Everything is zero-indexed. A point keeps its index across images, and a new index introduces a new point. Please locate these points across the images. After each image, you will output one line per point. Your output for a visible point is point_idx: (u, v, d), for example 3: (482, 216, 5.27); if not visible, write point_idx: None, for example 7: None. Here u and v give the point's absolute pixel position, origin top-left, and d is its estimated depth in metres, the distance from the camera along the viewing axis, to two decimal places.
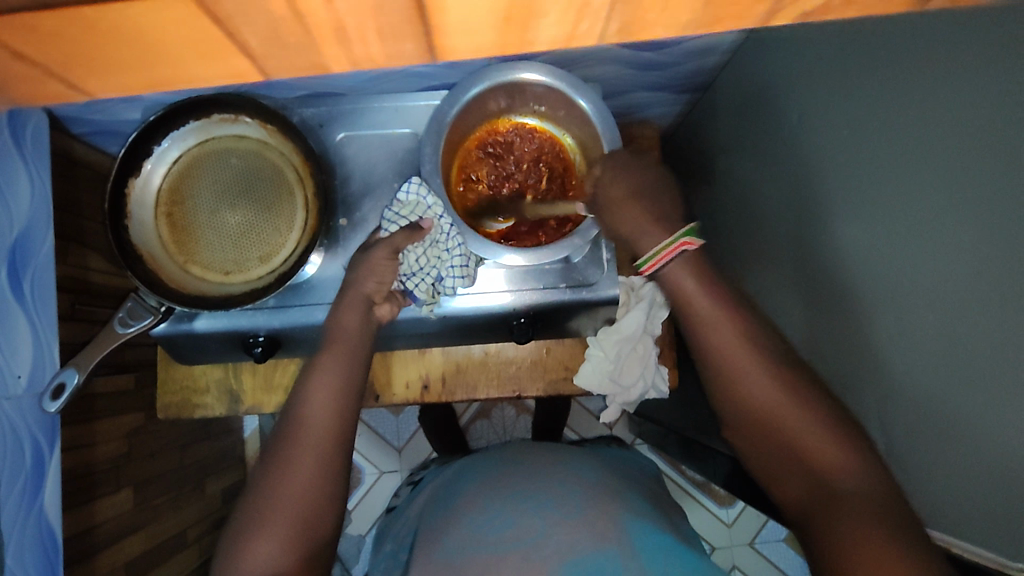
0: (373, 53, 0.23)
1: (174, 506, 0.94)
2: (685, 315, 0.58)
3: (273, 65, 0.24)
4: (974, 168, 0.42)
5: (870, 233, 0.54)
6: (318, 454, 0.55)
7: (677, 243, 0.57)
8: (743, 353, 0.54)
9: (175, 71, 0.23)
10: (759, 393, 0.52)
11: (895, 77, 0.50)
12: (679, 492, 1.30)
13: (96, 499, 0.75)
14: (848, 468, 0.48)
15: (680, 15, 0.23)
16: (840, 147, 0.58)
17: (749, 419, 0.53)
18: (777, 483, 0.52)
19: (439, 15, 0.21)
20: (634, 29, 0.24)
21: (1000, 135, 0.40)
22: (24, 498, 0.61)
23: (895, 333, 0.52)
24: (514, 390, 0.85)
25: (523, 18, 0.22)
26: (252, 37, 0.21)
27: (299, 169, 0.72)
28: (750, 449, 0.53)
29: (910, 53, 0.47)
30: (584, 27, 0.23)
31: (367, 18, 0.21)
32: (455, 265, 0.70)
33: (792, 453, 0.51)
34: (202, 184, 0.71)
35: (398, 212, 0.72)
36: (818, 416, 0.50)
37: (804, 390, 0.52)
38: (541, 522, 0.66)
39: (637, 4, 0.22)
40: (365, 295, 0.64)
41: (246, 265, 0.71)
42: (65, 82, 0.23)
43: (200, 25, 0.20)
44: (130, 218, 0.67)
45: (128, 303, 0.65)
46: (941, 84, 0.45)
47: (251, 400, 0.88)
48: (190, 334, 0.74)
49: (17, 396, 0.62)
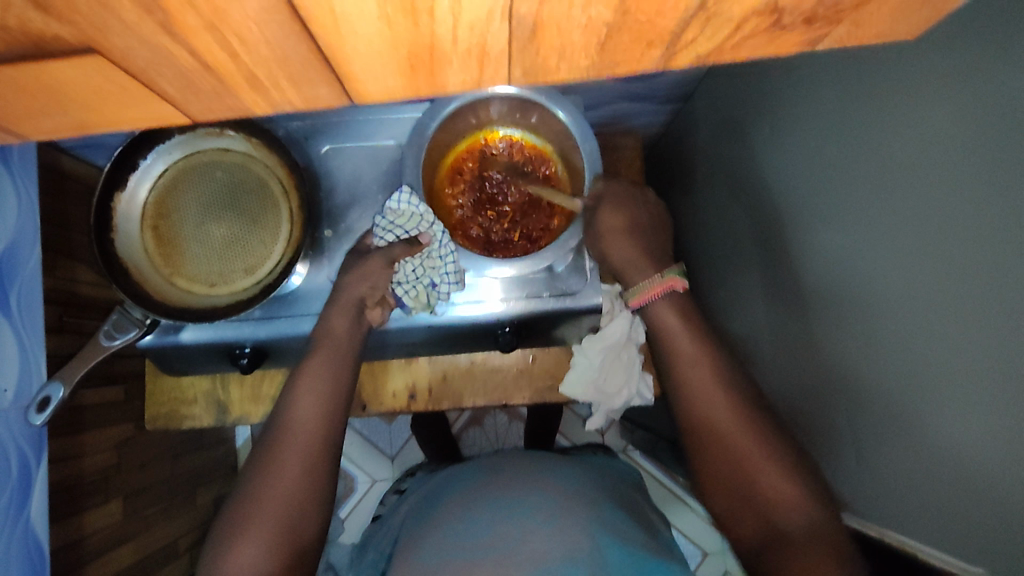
0: (291, 98, 0.25)
1: (163, 516, 0.94)
2: (665, 347, 0.62)
3: (198, 108, 0.25)
4: (903, 190, 0.43)
5: (822, 246, 0.54)
6: (305, 456, 0.56)
7: (666, 280, 0.64)
8: (718, 394, 0.58)
9: (105, 115, 0.24)
10: (731, 428, 0.56)
11: (843, 97, 0.50)
12: (672, 498, 1.32)
13: (84, 512, 0.76)
14: (802, 508, 0.51)
15: (578, 60, 0.25)
16: (797, 162, 0.58)
17: (716, 453, 0.56)
18: (733, 521, 0.55)
19: (345, 66, 0.23)
20: (539, 72, 0.26)
21: (924, 160, 0.41)
22: (13, 503, 0.61)
23: (843, 346, 0.52)
24: (501, 398, 0.86)
25: (426, 66, 0.24)
26: (171, 89, 0.23)
27: (284, 181, 0.73)
28: (712, 483, 0.57)
29: (855, 74, 0.48)
30: (488, 71, 0.25)
31: (275, 69, 0.22)
32: (450, 270, 0.68)
33: (749, 488, 0.54)
34: (187, 196, 0.71)
35: (392, 221, 0.68)
36: (775, 457, 0.54)
37: (765, 427, 0.56)
38: (517, 529, 0.66)
39: (533, 51, 0.23)
40: (356, 298, 0.65)
41: (231, 277, 0.72)
42: (3, 122, 0.25)
43: (116, 79, 0.22)
44: (115, 231, 0.68)
45: (114, 315, 0.67)
46: (879, 107, 0.45)
47: (239, 410, 0.90)
48: (177, 346, 0.73)
49: (4, 410, 0.62)
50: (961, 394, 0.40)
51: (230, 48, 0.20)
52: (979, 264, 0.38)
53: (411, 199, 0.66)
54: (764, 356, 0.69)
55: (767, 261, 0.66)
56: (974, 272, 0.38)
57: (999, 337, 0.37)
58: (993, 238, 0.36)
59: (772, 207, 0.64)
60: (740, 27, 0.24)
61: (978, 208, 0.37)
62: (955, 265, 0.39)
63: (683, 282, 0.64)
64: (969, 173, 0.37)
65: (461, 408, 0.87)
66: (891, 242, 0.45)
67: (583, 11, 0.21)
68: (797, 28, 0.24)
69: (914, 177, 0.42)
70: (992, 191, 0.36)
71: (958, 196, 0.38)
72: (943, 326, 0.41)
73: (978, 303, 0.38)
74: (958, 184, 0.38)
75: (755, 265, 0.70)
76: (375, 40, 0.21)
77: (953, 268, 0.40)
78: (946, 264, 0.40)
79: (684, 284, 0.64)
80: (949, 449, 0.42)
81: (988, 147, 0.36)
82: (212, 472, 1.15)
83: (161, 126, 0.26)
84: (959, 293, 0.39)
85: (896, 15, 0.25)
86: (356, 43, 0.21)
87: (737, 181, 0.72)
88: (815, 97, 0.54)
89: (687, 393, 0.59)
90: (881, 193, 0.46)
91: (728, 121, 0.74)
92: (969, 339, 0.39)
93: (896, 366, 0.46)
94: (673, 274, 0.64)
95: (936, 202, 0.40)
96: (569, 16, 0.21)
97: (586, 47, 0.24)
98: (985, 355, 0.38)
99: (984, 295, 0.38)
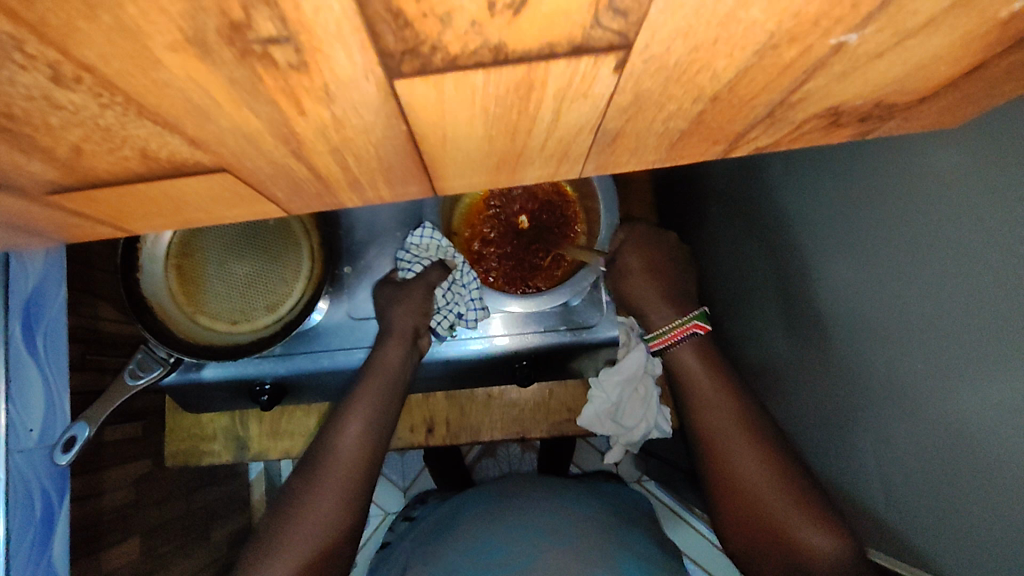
0: (383, 193, 0.27)
1: (184, 552, 0.89)
2: (687, 391, 0.60)
3: (295, 205, 0.27)
4: (905, 248, 0.43)
5: (826, 288, 0.53)
6: (345, 482, 0.56)
7: (689, 323, 0.62)
8: (728, 423, 0.57)
9: (208, 213, 0.26)
10: (742, 464, 0.55)
11: (823, 162, 0.51)
12: (688, 530, 1.30)
13: (106, 549, 0.72)
14: (824, 542, 0.50)
15: (649, 155, 0.26)
16: (786, 214, 0.58)
17: (728, 486, 0.55)
18: (755, 553, 0.54)
19: (441, 169, 0.25)
20: (610, 167, 0.27)
21: (914, 227, 0.42)
22: (34, 549, 0.56)
23: (846, 397, 0.53)
24: (518, 432, 0.87)
25: (511, 166, 0.25)
26: (279, 189, 0.24)
27: (306, 220, 0.72)
28: (728, 520, 0.56)
29: (832, 149, 0.50)
30: (564, 168, 0.27)
31: (377, 174, 0.24)
32: (475, 299, 0.70)
33: (767, 522, 0.53)
34: (212, 236, 0.69)
35: (416, 255, 0.71)
36: (794, 488, 0.53)
37: (781, 456, 0.55)
38: (533, 548, 0.68)
39: (608, 153, 0.25)
40: (411, 328, 0.67)
41: (252, 314, 0.70)
42: (111, 225, 0.26)
43: (233, 186, 0.23)
44: (141, 271, 0.65)
45: (138, 354, 0.65)
46: (860, 176, 0.47)
47: (257, 446, 0.92)
48: (198, 383, 0.74)
49: (29, 450, 0.56)
50: (960, 438, 0.41)
51: (344, 161, 0.22)
52: (983, 319, 0.38)
53: (434, 233, 0.70)
54: (763, 390, 0.69)
55: (761, 300, 0.66)
56: (978, 327, 0.38)
57: (996, 390, 0.37)
58: (991, 299, 0.37)
59: (762, 251, 0.65)
60: (801, 126, 0.25)
61: (985, 274, 0.37)
62: (952, 327, 0.40)
63: (705, 325, 0.62)
64: (969, 248, 0.38)
65: (479, 442, 0.88)
66: (892, 289, 0.45)
67: (663, 123, 0.23)
68: (851, 124, 0.26)
69: (914, 240, 0.42)
70: (993, 256, 0.36)
71: (957, 268, 0.39)
72: (941, 373, 0.42)
73: (978, 361, 0.39)
74: (962, 250, 0.38)
75: (748, 302, 0.70)
76: (472, 150, 0.23)
77: (954, 318, 0.40)
78: (945, 320, 0.41)
79: (707, 327, 0.62)
80: (974, 509, 0.41)
81: (983, 219, 0.36)
82: (232, 507, 1.14)
83: (255, 218, 0.28)
84: (957, 355, 0.40)
85: (943, 110, 0.26)
86: (456, 154, 0.23)
87: (728, 227, 0.74)
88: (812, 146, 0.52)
89: (703, 423, 0.58)
90: (881, 245, 0.46)
91: (726, 167, 0.71)
92: (966, 391, 0.40)
93: (893, 402, 0.47)
94: (696, 317, 0.62)
95: (937, 269, 0.40)
96: (648, 128, 0.23)
97: (658, 147, 0.25)
98: (991, 419, 0.38)
99: (983, 350, 0.38)
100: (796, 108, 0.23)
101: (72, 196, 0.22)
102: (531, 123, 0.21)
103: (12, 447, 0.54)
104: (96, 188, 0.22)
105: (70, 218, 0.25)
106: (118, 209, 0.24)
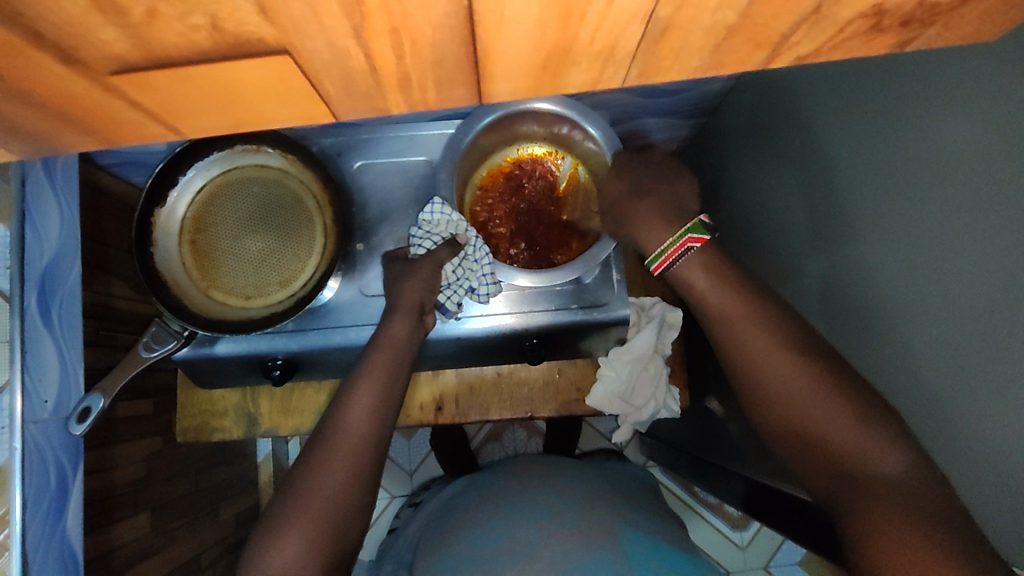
0: (428, 97, 0.27)
1: (191, 528, 0.90)
2: (706, 309, 0.52)
3: (343, 109, 0.27)
4: (949, 184, 0.41)
5: (855, 254, 0.52)
6: (356, 459, 0.54)
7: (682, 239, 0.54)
8: (761, 343, 0.48)
9: (257, 114, 0.27)
10: (770, 367, 0.47)
11: (853, 113, 0.51)
12: (691, 516, 1.28)
13: (115, 523, 0.73)
14: (882, 455, 0.42)
15: (691, 61, 0.27)
16: (810, 177, 0.58)
17: (772, 399, 0.47)
18: (799, 465, 0.46)
19: (489, 68, 0.25)
20: (652, 74, 0.28)
21: (956, 162, 0.41)
22: (48, 517, 0.56)
23: (863, 354, 0.52)
24: (527, 411, 0.86)
25: (556, 67, 0.26)
26: (332, 84, 0.25)
27: (320, 197, 0.71)
28: (768, 429, 0.47)
29: (865, 94, 0.49)
30: (607, 73, 0.27)
31: (427, 69, 0.25)
32: (487, 275, 0.69)
33: (817, 440, 0.44)
34: (224, 211, 0.69)
35: (429, 231, 0.70)
36: (842, 394, 0.44)
37: (828, 364, 0.46)
38: (536, 532, 0.67)
39: (653, 54, 0.26)
40: (417, 302, 0.65)
41: (266, 290, 0.69)
42: (166, 124, 0.27)
43: (286, 76, 0.24)
44: (155, 246, 0.66)
45: (153, 327, 0.61)
46: (893, 118, 0.46)
47: (268, 423, 0.87)
48: (212, 359, 0.70)
49: (43, 420, 0.57)
50: (996, 381, 0.39)
51: (399, 48, 0.23)
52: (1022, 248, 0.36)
53: (445, 209, 0.68)
54: None
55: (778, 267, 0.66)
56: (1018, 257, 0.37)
57: None
58: None
59: (779, 216, 0.65)
60: (843, 29, 0.26)
61: None
62: (995, 260, 0.38)
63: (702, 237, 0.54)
64: (1015, 175, 0.36)
65: (488, 421, 0.87)
66: (932, 231, 0.43)
67: (711, 14, 0.23)
68: (892, 30, 0.27)
69: (957, 174, 0.41)
70: None
71: (1002, 199, 0.37)
72: (978, 311, 0.40)
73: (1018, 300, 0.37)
74: (1003, 177, 0.37)
75: (765, 269, 0.70)
76: (523, 41, 0.24)
77: (995, 249, 0.38)
78: (990, 253, 0.39)
79: (704, 238, 0.54)
80: (1003, 455, 0.40)
81: None
82: (241, 488, 1.14)
83: (303, 125, 0.28)
84: (998, 294, 0.38)
85: (982, 17, 0.27)
86: (507, 46, 0.24)
87: (744, 197, 0.75)
88: (840, 87, 0.52)
89: (744, 356, 0.49)
90: (913, 190, 0.45)
91: (749, 133, 0.71)
92: (999, 342, 0.38)
93: (922, 357, 0.45)
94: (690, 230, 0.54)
95: (982, 201, 0.39)
96: (696, 19, 0.24)
97: (702, 48, 0.26)
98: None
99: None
100: (841, 3, 0.24)
101: (132, 81, 0.23)
102: (586, 4, 0.22)
103: (25, 417, 0.55)
104: (159, 72, 0.22)
105: (127, 111, 0.25)
106: (175, 102, 0.25)
